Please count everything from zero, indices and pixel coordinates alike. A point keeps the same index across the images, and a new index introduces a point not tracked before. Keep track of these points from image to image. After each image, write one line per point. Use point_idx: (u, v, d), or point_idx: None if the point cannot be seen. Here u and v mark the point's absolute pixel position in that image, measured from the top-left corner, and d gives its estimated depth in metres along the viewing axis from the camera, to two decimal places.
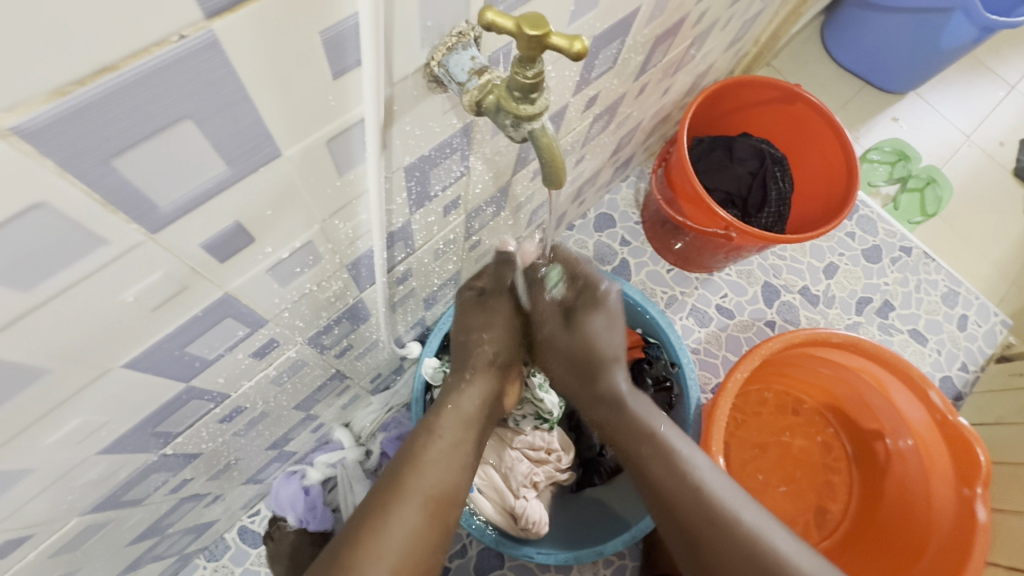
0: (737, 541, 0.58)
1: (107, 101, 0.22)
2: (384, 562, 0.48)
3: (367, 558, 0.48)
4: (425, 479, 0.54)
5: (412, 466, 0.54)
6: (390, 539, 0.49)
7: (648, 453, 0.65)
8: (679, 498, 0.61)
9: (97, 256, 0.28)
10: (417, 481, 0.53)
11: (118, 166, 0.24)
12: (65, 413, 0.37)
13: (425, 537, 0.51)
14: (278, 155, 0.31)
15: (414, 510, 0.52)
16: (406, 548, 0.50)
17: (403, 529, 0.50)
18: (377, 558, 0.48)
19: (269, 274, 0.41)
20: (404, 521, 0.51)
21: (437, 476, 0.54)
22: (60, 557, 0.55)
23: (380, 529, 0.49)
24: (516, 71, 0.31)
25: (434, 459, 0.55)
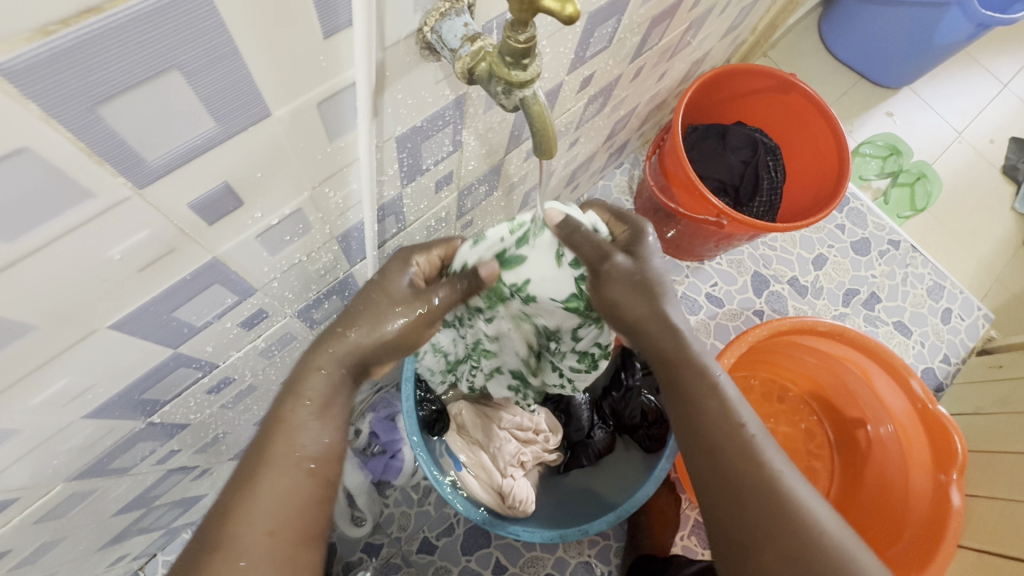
0: (772, 504, 0.52)
1: (92, 44, 0.22)
2: (254, 530, 0.42)
3: (233, 529, 0.42)
4: (296, 440, 0.46)
5: (281, 425, 0.47)
6: (258, 505, 0.43)
7: (708, 394, 0.55)
8: (737, 471, 0.53)
9: (82, 210, 0.28)
10: (285, 444, 0.46)
11: (105, 116, 0.24)
12: (51, 372, 0.37)
13: (303, 500, 0.45)
14: (268, 115, 0.31)
15: (286, 474, 0.45)
16: (282, 514, 0.44)
17: (281, 494, 0.44)
18: (246, 526, 0.42)
19: (258, 240, 0.41)
20: (274, 482, 0.44)
21: (309, 434, 0.47)
22: (46, 522, 0.55)
23: (247, 497, 0.43)
24: (508, 35, 0.31)
25: (302, 418, 0.47)
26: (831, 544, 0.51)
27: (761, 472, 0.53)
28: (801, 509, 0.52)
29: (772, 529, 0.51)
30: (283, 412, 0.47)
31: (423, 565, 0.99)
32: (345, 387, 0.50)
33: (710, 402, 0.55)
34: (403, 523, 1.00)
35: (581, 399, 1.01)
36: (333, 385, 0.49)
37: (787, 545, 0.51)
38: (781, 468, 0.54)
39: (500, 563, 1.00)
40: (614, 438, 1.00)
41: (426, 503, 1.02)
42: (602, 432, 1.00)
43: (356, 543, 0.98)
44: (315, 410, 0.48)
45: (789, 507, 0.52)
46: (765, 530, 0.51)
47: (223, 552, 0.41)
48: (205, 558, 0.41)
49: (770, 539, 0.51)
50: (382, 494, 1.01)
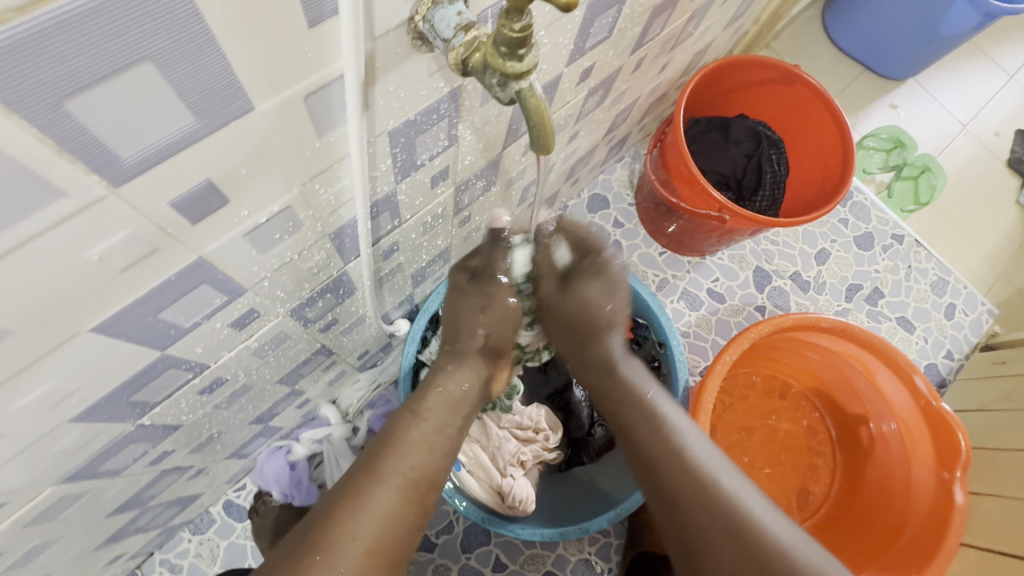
0: (713, 511, 0.55)
1: (54, 34, 0.20)
2: (356, 544, 0.44)
3: (338, 535, 0.44)
4: (405, 461, 0.50)
5: (393, 446, 0.51)
6: (363, 517, 0.46)
7: (636, 415, 0.61)
8: (675, 483, 0.57)
9: (54, 209, 0.26)
10: (397, 463, 0.49)
11: (72, 111, 0.23)
12: (33, 377, 0.35)
13: (399, 521, 0.47)
14: (251, 109, 0.30)
15: (391, 492, 0.48)
16: (380, 532, 0.46)
17: (382, 511, 0.47)
18: (349, 538, 0.44)
19: (246, 239, 0.39)
20: (381, 501, 0.47)
21: (418, 459, 0.50)
22: (37, 525, 0.54)
23: (357, 506, 0.46)
24: (503, 24, 0.30)
25: (416, 442, 0.51)
26: (779, 543, 0.53)
27: (698, 483, 0.56)
28: (742, 512, 0.54)
29: (716, 537, 0.54)
30: (404, 433, 0.52)
31: (422, 563, 0.98)
32: (455, 416, 0.56)
33: (642, 423, 0.61)
34: None
35: (581, 396, 1.02)
36: (440, 420, 0.54)
37: (731, 550, 0.53)
38: (721, 472, 0.57)
39: (499, 560, 0.99)
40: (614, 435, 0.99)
41: None
42: (602, 429, 1.00)
43: None
44: (427, 436, 0.52)
45: (732, 512, 0.54)
46: (711, 538, 0.54)
47: (321, 558, 0.43)
48: (305, 561, 0.43)
49: (716, 546, 0.54)
50: None
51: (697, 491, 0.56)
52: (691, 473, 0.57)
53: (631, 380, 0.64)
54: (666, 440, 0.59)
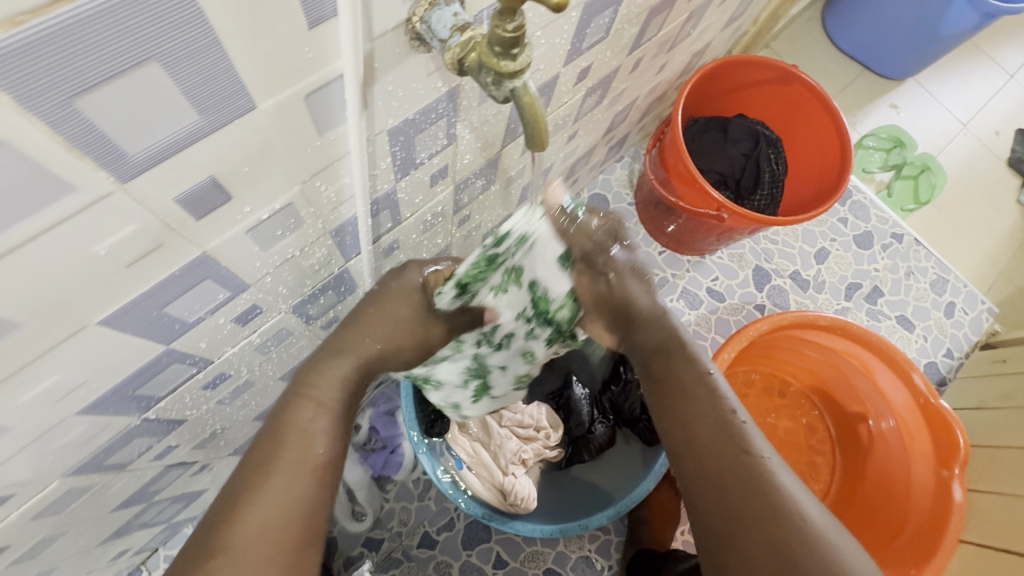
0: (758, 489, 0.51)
1: (66, 34, 0.21)
2: (248, 533, 0.45)
3: (234, 533, 0.45)
4: (300, 448, 0.49)
5: (284, 434, 0.49)
6: (257, 510, 0.46)
7: (693, 377, 0.58)
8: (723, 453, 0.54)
9: (64, 204, 0.27)
10: (288, 451, 0.48)
11: (81, 108, 0.24)
12: (42, 368, 0.36)
13: (297, 506, 0.47)
14: (254, 107, 0.31)
15: (286, 479, 0.47)
16: (278, 517, 0.46)
17: (277, 497, 0.47)
18: (241, 529, 0.45)
19: (249, 235, 0.40)
20: (278, 493, 0.47)
21: (315, 442, 0.50)
22: (44, 518, 0.55)
23: (247, 497, 0.46)
24: (496, 24, 0.31)
25: (305, 427, 0.50)
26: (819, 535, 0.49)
27: (745, 458, 0.53)
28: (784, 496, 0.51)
29: (752, 517, 0.51)
30: (292, 418, 0.50)
31: (423, 560, 0.99)
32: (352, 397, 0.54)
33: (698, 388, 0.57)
34: (403, 518, 1.01)
35: (580, 394, 1.00)
36: (329, 403, 0.52)
37: (768, 532, 0.50)
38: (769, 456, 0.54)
39: (500, 557, 1.00)
40: (614, 431, 1.00)
41: (426, 498, 1.02)
42: (602, 426, 0.99)
43: (357, 538, 0.99)
44: (319, 421, 0.51)
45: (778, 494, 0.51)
46: (743, 516, 0.51)
47: (219, 550, 0.44)
48: (201, 555, 0.44)
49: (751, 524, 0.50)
50: (382, 489, 1.01)
51: (742, 468, 0.52)
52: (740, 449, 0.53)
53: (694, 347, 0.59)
54: (721, 412, 0.56)
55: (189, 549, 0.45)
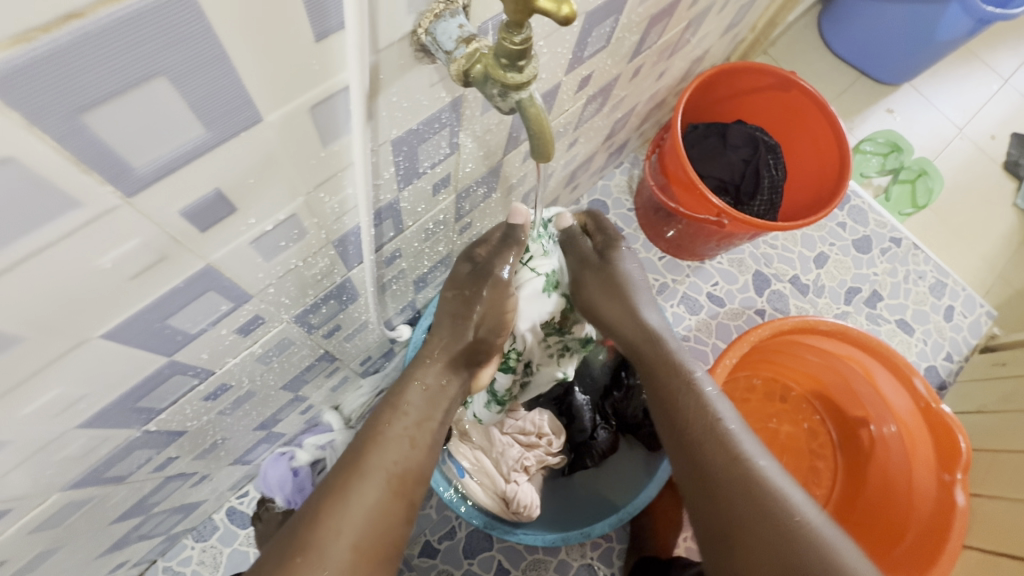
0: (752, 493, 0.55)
1: (75, 51, 0.21)
2: (342, 540, 0.48)
3: (325, 533, 0.48)
4: (387, 456, 0.53)
5: (374, 442, 0.54)
6: (347, 514, 0.49)
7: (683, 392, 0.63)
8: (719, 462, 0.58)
9: (69, 219, 0.27)
10: (378, 459, 0.53)
11: (88, 124, 0.24)
12: (43, 382, 0.36)
13: (384, 516, 0.51)
14: (260, 119, 0.30)
15: (375, 487, 0.51)
16: (366, 525, 0.49)
17: (364, 505, 0.50)
18: (336, 534, 0.48)
19: (252, 246, 0.40)
20: (366, 498, 0.50)
21: (400, 454, 0.54)
22: (42, 532, 0.54)
23: (340, 503, 0.49)
24: (503, 37, 0.31)
25: (398, 436, 0.55)
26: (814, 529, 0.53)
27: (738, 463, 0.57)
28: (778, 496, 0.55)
29: (749, 520, 0.55)
30: (382, 426, 0.55)
31: (425, 569, 0.98)
32: (436, 409, 0.59)
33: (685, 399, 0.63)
34: None
35: (583, 400, 1.00)
36: (418, 416, 0.57)
37: (766, 531, 0.54)
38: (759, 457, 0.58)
39: (502, 566, 0.99)
40: (616, 436, 1.00)
41: (427, 506, 1.01)
42: (605, 432, 0.98)
43: None
44: (407, 431, 0.56)
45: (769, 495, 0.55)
46: (741, 519, 0.55)
47: (309, 554, 0.46)
48: (295, 559, 0.46)
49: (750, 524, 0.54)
50: None
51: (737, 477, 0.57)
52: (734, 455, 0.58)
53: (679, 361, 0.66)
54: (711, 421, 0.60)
55: (277, 547, 0.48)
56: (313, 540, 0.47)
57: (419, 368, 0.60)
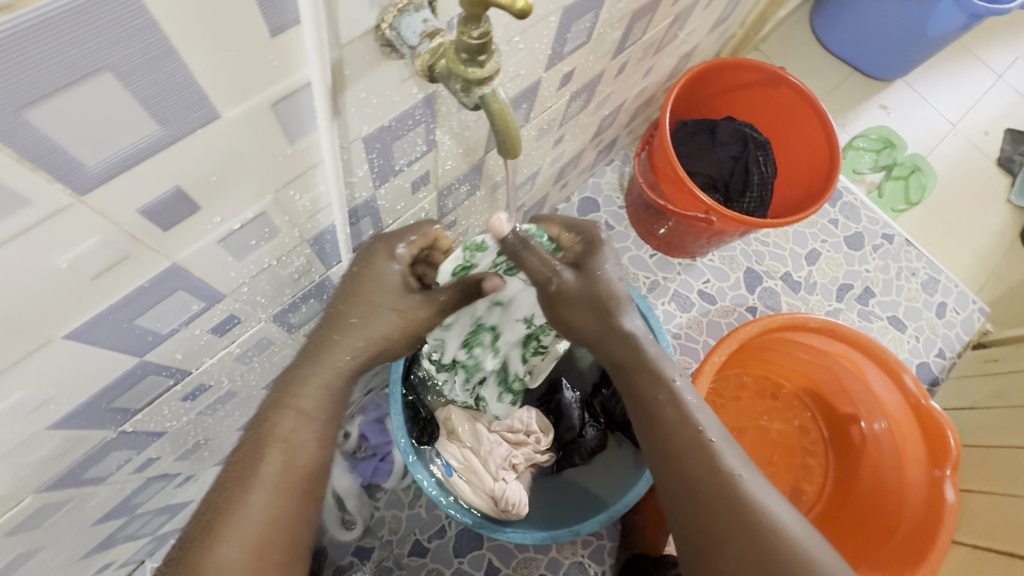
0: (737, 510, 0.53)
1: (10, 46, 0.21)
2: (236, 553, 0.44)
3: (212, 547, 0.44)
4: (277, 460, 0.47)
5: (264, 444, 0.48)
6: (236, 525, 0.45)
7: (664, 399, 0.58)
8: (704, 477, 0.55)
9: (20, 218, 0.27)
10: (280, 466, 0.47)
11: (31, 120, 0.23)
12: (8, 383, 0.36)
13: (280, 524, 0.46)
14: (219, 116, 0.30)
15: (269, 496, 0.46)
16: (267, 535, 0.46)
17: (263, 515, 0.46)
18: (229, 548, 0.44)
19: (221, 245, 0.40)
20: (256, 508, 0.46)
21: (297, 455, 0.48)
22: (20, 534, 0.54)
23: (235, 516, 0.45)
24: (462, 32, 0.30)
25: (300, 442, 0.49)
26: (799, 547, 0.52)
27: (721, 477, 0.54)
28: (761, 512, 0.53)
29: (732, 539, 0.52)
30: (279, 428, 0.48)
31: (414, 568, 0.98)
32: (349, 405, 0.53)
33: (668, 409, 0.58)
34: (394, 526, 1.00)
35: (571, 398, 1.00)
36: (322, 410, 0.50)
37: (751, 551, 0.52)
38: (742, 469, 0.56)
39: (492, 564, 0.99)
40: (605, 434, 0.99)
41: (417, 505, 1.01)
42: (593, 430, 0.99)
43: (347, 546, 0.98)
44: (314, 431, 0.50)
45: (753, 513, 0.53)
46: (724, 538, 0.53)
47: (205, 572, 0.43)
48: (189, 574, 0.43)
49: (733, 541, 0.52)
50: (373, 497, 1.01)
51: (720, 492, 0.54)
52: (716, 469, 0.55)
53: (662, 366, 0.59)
54: (694, 433, 0.56)
55: (172, 560, 0.45)
56: (197, 557, 0.44)
57: (359, 368, 0.52)
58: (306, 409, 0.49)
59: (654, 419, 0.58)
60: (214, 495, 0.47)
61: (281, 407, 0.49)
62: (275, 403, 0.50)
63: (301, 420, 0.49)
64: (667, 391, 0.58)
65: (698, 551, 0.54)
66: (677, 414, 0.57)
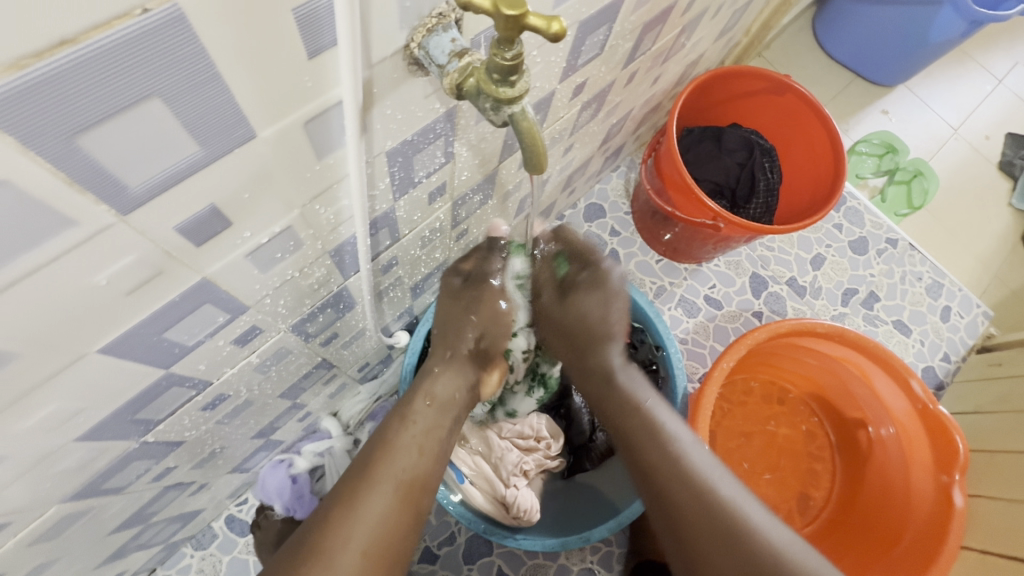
0: (714, 519, 0.56)
1: (68, 75, 0.21)
2: (352, 549, 0.46)
3: (335, 541, 0.46)
4: (396, 464, 0.52)
5: (384, 451, 0.53)
6: (360, 521, 0.48)
7: (637, 421, 0.63)
8: (680, 492, 0.58)
9: (64, 237, 0.27)
10: (389, 468, 0.51)
11: (83, 145, 0.24)
12: (41, 397, 0.36)
13: (397, 524, 0.50)
14: (254, 136, 0.31)
15: (386, 496, 0.50)
16: (377, 533, 0.48)
17: (375, 515, 0.48)
18: (346, 544, 0.46)
19: (248, 259, 0.40)
20: (377, 505, 0.49)
21: (411, 461, 0.53)
22: (41, 544, 0.54)
23: (351, 511, 0.48)
24: (494, 53, 0.31)
25: (406, 445, 0.54)
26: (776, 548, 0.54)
27: (694, 491, 0.58)
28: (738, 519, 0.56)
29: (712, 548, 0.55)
30: (393, 438, 0.54)
31: None
32: (445, 419, 0.59)
33: (638, 430, 0.62)
34: None
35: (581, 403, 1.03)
36: (428, 425, 0.57)
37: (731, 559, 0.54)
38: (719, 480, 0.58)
39: (502, 571, 0.99)
40: None
41: (426, 512, 1.01)
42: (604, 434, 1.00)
43: None
44: (416, 442, 0.55)
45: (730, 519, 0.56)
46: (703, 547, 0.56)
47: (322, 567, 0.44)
48: (307, 565, 0.44)
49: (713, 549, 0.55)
50: None
51: (697, 504, 0.57)
52: (690, 483, 0.58)
53: (631, 388, 0.65)
54: (666, 450, 0.60)
55: (280, 562, 0.45)
56: (320, 548, 0.45)
57: None
58: None
59: (631, 439, 0.63)
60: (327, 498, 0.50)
61: (396, 423, 0.56)
62: (390, 420, 0.56)
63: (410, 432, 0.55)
64: (637, 412, 0.63)
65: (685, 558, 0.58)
66: (648, 434, 0.62)
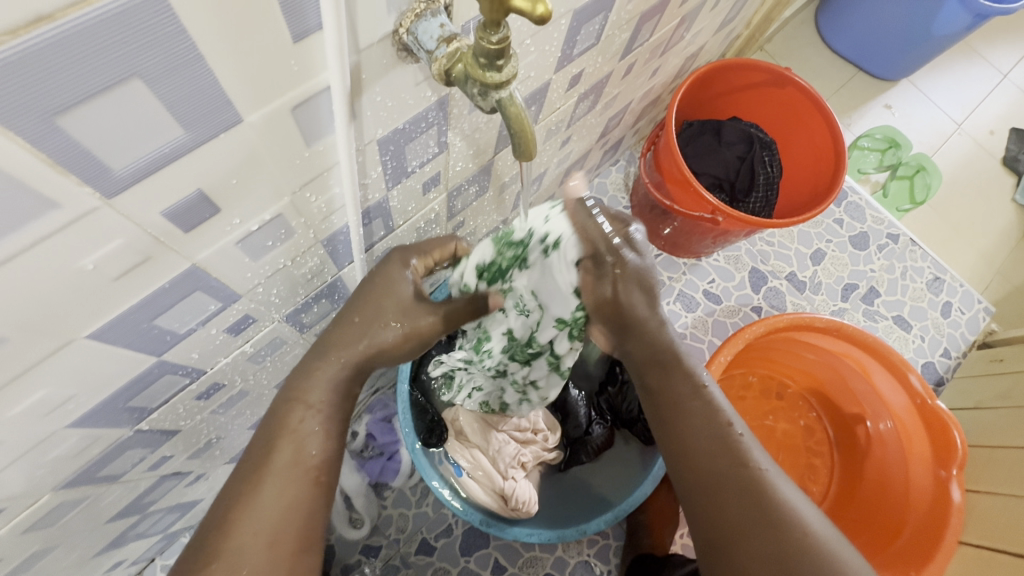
0: (757, 504, 0.53)
1: (45, 53, 0.21)
2: (257, 538, 0.45)
3: (239, 534, 0.45)
4: (293, 450, 0.48)
5: (282, 435, 0.48)
6: (258, 513, 0.45)
7: (688, 391, 0.58)
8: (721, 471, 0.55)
9: (47, 221, 0.27)
10: (288, 455, 0.48)
11: (63, 126, 0.24)
12: (32, 382, 0.36)
13: (302, 508, 0.47)
14: (240, 120, 0.31)
15: (290, 483, 0.47)
16: (281, 522, 0.46)
17: (277, 501, 0.46)
18: (251, 534, 0.45)
19: (238, 246, 0.40)
20: (279, 494, 0.46)
21: (317, 443, 0.49)
22: (38, 530, 0.55)
23: (250, 502, 0.46)
24: (481, 36, 0.31)
25: (309, 430, 0.49)
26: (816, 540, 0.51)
27: (743, 472, 0.55)
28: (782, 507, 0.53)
29: (743, 533, 0.52)
30: (290, 421, 0.49)
31: (421, 566, 0.99)
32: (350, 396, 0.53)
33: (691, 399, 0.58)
34: (400, 525, 1.00)
35: (577, 396, 1.01)
36: (332, 396, 0.51)
37: (769, 547, 0.51)
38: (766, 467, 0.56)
39: (498, 563, 1.00)
40: (613, 432, 1.00)
41: (424, 504, 1.01)
42: (600, 428, 0.99)
43: (354, 545, 0.98)
44: (322, 423, 0.50)
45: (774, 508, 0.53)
46: (732, 533, 0.53)
47: (220, 565, 0.43)
48: (206, 564, 0.43)
49: (750, 534, 0.52)
50: (380, 496, 1.01)
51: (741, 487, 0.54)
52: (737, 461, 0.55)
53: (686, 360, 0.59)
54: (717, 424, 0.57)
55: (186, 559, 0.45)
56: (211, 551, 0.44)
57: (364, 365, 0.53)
58: (312, 404, 0.50)
59: (674, 410, 0.58)
60: (228, 486, 0.48)
61: (290, 402, 0.50)
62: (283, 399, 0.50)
63: (311, 412, 0.50)
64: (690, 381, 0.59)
65: (710, 544, 0.54)
66: (702, 406, 0.58)
